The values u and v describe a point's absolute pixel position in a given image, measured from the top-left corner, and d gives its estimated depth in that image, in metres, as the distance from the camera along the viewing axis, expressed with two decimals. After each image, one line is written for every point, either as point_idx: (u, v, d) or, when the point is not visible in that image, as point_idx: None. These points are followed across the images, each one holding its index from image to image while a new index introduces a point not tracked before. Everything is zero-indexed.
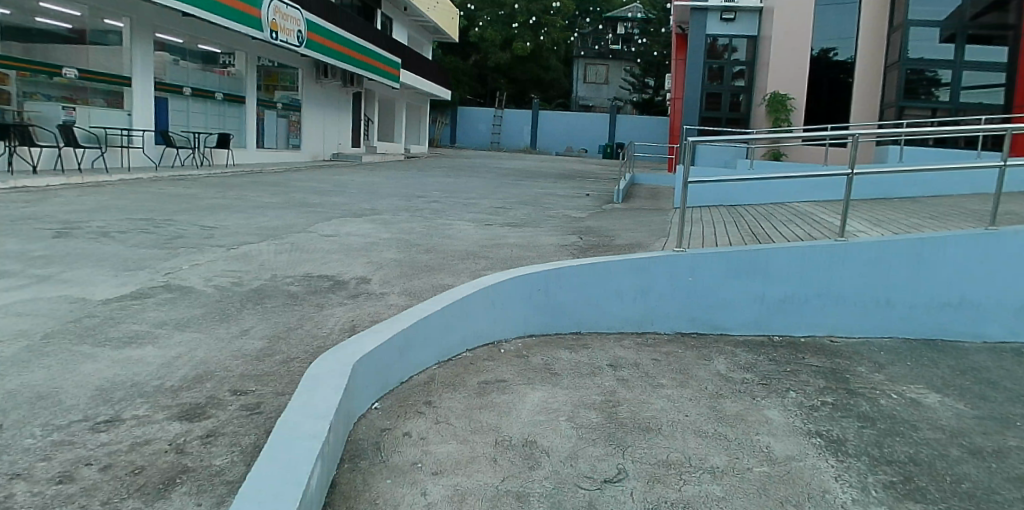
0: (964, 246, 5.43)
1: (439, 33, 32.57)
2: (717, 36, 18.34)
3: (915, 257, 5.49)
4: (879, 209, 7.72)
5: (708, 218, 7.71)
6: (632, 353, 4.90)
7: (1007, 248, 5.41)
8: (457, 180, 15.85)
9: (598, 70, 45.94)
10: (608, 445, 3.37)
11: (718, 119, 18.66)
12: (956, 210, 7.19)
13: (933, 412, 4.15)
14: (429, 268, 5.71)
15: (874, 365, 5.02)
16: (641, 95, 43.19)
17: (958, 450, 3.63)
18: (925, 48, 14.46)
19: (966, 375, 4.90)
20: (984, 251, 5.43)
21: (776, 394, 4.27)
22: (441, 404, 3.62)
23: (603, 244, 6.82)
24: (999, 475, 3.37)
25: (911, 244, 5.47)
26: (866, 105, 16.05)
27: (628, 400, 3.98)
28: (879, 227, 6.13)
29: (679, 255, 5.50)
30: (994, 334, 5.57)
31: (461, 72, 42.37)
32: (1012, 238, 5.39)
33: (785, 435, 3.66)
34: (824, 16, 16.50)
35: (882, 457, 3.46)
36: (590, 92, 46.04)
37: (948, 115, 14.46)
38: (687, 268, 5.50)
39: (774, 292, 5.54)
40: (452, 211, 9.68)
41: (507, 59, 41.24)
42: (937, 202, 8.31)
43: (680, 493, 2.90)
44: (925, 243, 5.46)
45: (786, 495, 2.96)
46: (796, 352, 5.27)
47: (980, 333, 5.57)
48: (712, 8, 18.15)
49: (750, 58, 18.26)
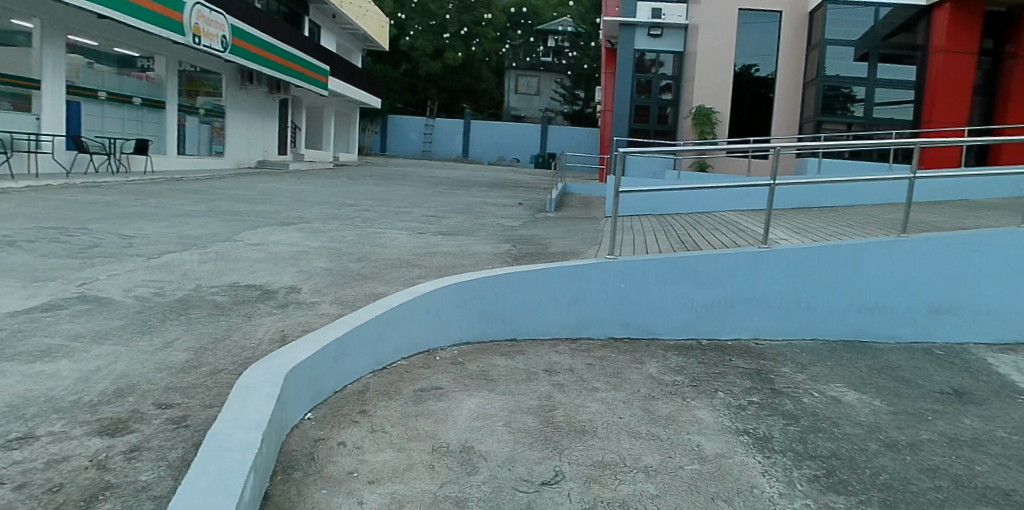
0: (878, 253, 5.77)
1: (368, 42, 32.55)
2: (644, 51, 18.92)
3: (833, 263, 5.78)
4: (799, 217, 8.03)
5: (640, 226, 7.94)
6: (566, 358, 4.98)
7: (919, 253, 5.77)
8: (389, 188, 15.89)
9: (530, 81, 47.13)
10: (545, 449, 3.49)
11: (646, 131, 19.16)
12: (870, 217, 7.61)
13: (852, 409, 4.39)
14: (361, 276, 5.69)
15: (797, 365, 5.24)
16: (572, 106, 43.84)
17: (875, 444, 3.88)
18: (839, 66, 15.29)
19: (881, 373, 5.18)
20: (898, 256, 5.77)
21: (706, 395, 4.43)
22: (377, 412, 3.65)
23: (537, 252, 6.94)
24: (913, 466, 3.64)
25: (829, 251, 5.76)
26: (786, 119, 16.96)
27: (564, 404, 4.07)
28: (800, 235, 6.41)
29: (611, 263, 5.61)
30: (907, 335, 5.89)
31: (391, 80, 41.99)
32: (921, 245, 5.75)
33: (715, 434, 3.84)
34: (746, 34, 17.06)
35: (805, 453, 3.69)
36: (520, 103, 46.98)
37: (862, 129, 15.29)
38: (618, 274, 5.63)
39: (702, 297, 5.72)
40: (384, 219, 9.69)
41: (438, 68, 41.63)
42: (857, 210, 8.68)
43: (616, 493, 3.07)
44: (842, 249, 5.76)
45: (717, 491, 3.17)
46: (724, 354, 5.43)
47: (894, 334, 5.88)
48: (640, 24, 18.72)
49: (676, 73, 18.87)
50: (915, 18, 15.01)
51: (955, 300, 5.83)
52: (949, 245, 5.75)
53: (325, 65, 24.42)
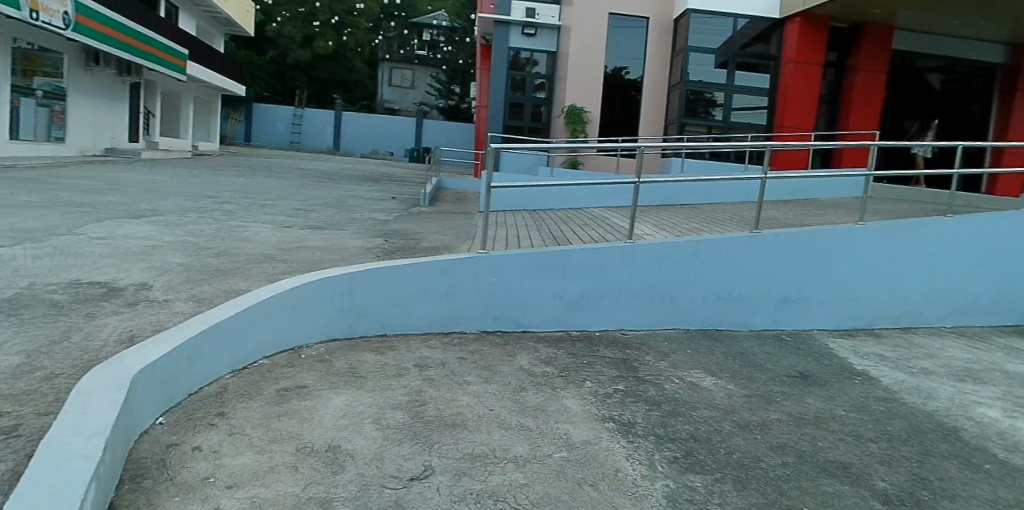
0: (734, 247, 6.21)
1: (232, 27, 30.98)
2: (519, 49, 18.41)
3: (695, 256, 6.15)
4: (663, 214, 8.50)
5: (512, 222, 8.07)
6: (438, 352, 4.99)
7: (769, 248, 6.29)
8: (254, 180, 15.17)
9: (404, 74, 46.70)
10: (415, 443, 3.50)
11: (520, 128, 18.77)
12: (726, 215, 8.18)
13: (708, 393, 4.71)
14: (221, 272, 5.42)
15: (660, 354, 5.55)
16: (446, 101, 43.49)
17: (730, 425, 4.20)
18: (702, 72, 16.23)
19: (735, 359, 5.59)
20: (751, 250, 6.26)
21: (575, 385, 4.59)
22: (237, 414, 3.50)
23: (409, 247, 6.92)
24: (763, 444, 3.98)
25: (691, 245, 6.12)
26: (654, 119, 17.92)
27: (435, 398, 4.09)
28: (663, 231, 6.78)
29: (484, 257, 5.58)
30: (759, 322, 6.39)
31: (257, 68, 40.33)
32: (771, 239, 6.27)
33: (582, 422, 4.00)
34: (616, 38, 17.78)
35: (666, 436, 3.93)
36: (393, 96, 46.70)
37: (721, 132, 16.36)
38: (490, 269, 5.62)
39: (574, 290, 5.87)
40: (247, 212, 9.29)
41: (308, 57, 40.17)
42: (714, 208, 9.32)
43: (486, 484, 3.15)
44: (702, 244, 6.14)
45: (583, 477, 3.34)
46: (592, 344, 5.64)
47: (747, 322, 6.36)
48: (514, 22, 18.19)
49: (550, 72, 18.56)
50: (768, 29, 16.02)
51: (800, 289, 6.42)
52: (795, 240, 6.32)
53: (184, 50, 23.06)
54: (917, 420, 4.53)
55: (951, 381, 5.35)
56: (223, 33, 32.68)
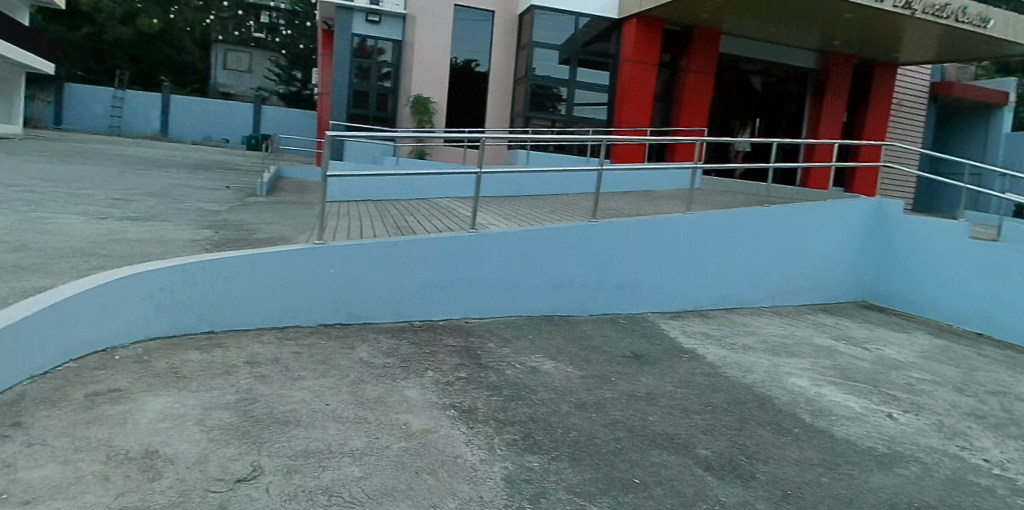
0: (574, 236, 6.51)
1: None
2: (364, 37, 17.12)
3: (541, 246, 6.39)
4: (507, 205, 8.75)
5: (354, 212, 7.93)
6: (272, 347, 4.83)
7: (605, 237, 6.67)
8: (69, 168, 13.77)
9: (241, 57, 43.45)
10: (243, 443, 3.38)
11: (365, 117, 17.24)
12: (567, 206, 8.55)
13: (547, 376, 4.88)
14: (19, 269, 4.92)
15: (503, 340, 5.67)
16: (287, 87, 41.92)
17: (567, 405, 4.38)
18: (545, 66, 15.10)
19: (574, 342, 5.86)
20: (593, 239, 6.61)
21: (416, 375, 4.61)
22: (35, 424, 3.22)
23: (243, 239, 6.66)
24: (598, 421, 4.20)
25: (533, 235, 6.33)
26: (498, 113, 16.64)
27: (267, 396, 3.97)
28: (507, 221, 6.94)
29: (323, 248, 5.37)
30: (595, 308, 6.72)
31: (65, 43, 36.66)
32: (607, 229, 6.66)
33: (422, 410, 4.03)
34: (461, 30, 16.42)
35: (506, 419, 4.03)
36: (230, 80, 43.29)
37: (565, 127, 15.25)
38: (333, 260, 5.43)
39: (418, 280, 5.80)
40: (54, 201, 8.49)
41: (130, 35, 36.68)
42: (554, 199, 9.80)
43: (318, 480, 3.11)
44: (545, 233, 6.38)
45: (422, 466, 3.39)
46: (435, 333, 5.64)
47: (585, 307, 6.67)
48: (357, 8, 16.89)
49: (395, 61, 17.21)
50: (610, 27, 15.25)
51: (637, 278, 6.87)
52: (629, 230, 6.77)
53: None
54: (737, 392, 4.97)
55: (768, 354, 5.96)
56: (28, 5, 29.21)
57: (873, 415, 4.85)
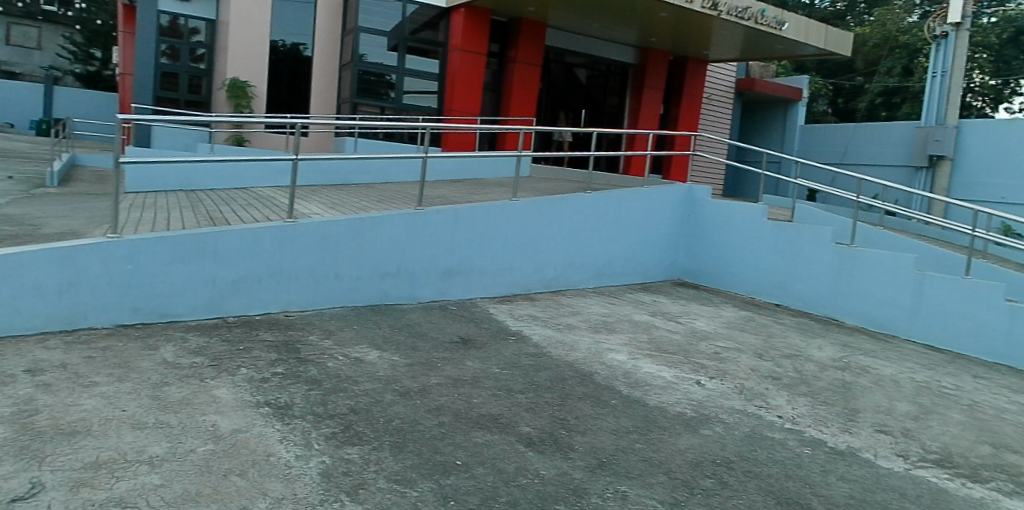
0: (400, 224, 6.50)
1: None
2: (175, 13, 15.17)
3: (366, 234, 6.29)
4: (334, 193, 8.54)
5: (161, 203, 7.38)
6: (58, 354, 4.41)
7: (432, 224, 6.73)
8: None
9: (27, 32, 35.65)
10: (21, 460, 3.09)
11: (175, 100, 15.35)
12: (397, 194, 8.48)
13: (371, 366, 4.81)
14: None
15: (325, 332, 5.48)
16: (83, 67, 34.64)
17: (390, 394, 4.36)
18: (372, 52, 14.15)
19: (401, 330, 5.81)
20: (420, 227, 6.65)
21: (227, 373, 4.38)
22: None
23: (24, 235, 6.07)
24: (421, 408, 4.23)
25: (358, 223, 6.23)
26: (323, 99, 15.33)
27: (49, 406, 3.64)
28: (333, 209, 6.77)
29: (115, 242, 4.94)
30: (424, 295, 6.77)
31: None
32: (434, 217, 6.72)
33: (233, 410, 3.85)
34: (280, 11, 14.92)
35: (325, 413, 3.96)
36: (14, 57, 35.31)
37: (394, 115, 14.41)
38: (124, 256, 5.00)
39: (230, 273, 5.51)
40: None
41: None
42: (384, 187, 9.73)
43: (109, 492, 2.91)
44: (370, 221, 6.29)
45: (230, 468, 3.26)
46: (250, 329, 5.36)
47: (414, 295, 6.70)
48: None
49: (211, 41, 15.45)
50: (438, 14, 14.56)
51: (462, 263, 7.01)
52: (456, 217, 6.89)
53: None
54: (560, 370, 5.22)
55: (591, 332, 6.35)
56: None
57: (684, 383, 5.31)
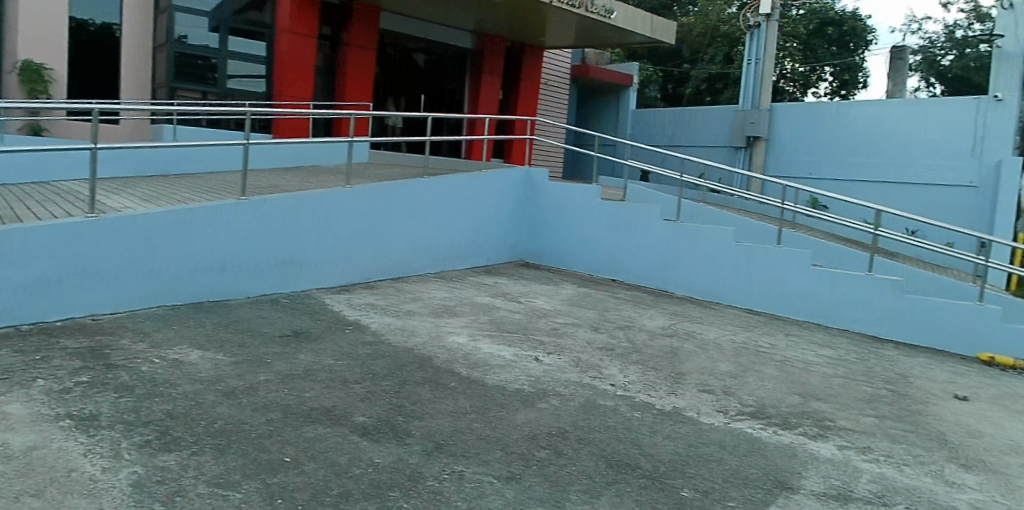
0: (225, 216, 6.35)
1: None
2: None
3: (188, 227, 6.07)
4: (144, 185, 7.97)
5: None
6: None
7: (259, 216, 6.65)
8: None
9: None
10: None
11: None
12: (218, 184, 8.11)
13: (192, 367, 4.63)
14: None
15: (139, 335, 5.17)
16: None
17: (213, 395, 4.24)
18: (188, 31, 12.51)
19: (227, 327, 5.64)
20: (246, 219, 6.54)
21: (19, 387, 4.03)
22: None
23: None
24: (246, 407, 4.15)
25: (179, 215, 5.99)
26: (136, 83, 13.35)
27: None
28: (149, 202, 6.39)
29: None
30: (253, 290, 6.66)
31: None
32: (261, 208, 6.67)
33: (27, 426, 3.57)
34: None
35: (138, 420, 3.78)
36: None
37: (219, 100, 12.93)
38: None
39: (28, 274, 5.03)
40: None
41: None
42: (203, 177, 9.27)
43: None
44: (191, 213, 6.08)
45: (24, 489, 3.00)
46: (51, 336, 4.93)
47: (242, 290, 6.56)
48: None
49: None
50: None
51: (293, 255, 7.00)
52: (284, 207, 6.88)
53: None
54: (398, 357, 5.32)
55: (431, 317, 6.55)
56: None
57: (523, 360, 5.58)
